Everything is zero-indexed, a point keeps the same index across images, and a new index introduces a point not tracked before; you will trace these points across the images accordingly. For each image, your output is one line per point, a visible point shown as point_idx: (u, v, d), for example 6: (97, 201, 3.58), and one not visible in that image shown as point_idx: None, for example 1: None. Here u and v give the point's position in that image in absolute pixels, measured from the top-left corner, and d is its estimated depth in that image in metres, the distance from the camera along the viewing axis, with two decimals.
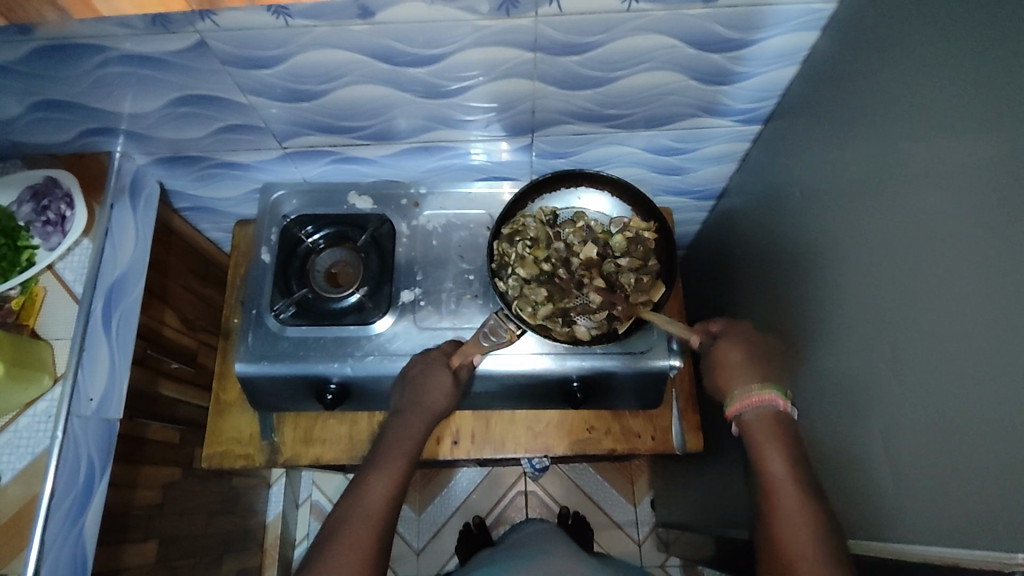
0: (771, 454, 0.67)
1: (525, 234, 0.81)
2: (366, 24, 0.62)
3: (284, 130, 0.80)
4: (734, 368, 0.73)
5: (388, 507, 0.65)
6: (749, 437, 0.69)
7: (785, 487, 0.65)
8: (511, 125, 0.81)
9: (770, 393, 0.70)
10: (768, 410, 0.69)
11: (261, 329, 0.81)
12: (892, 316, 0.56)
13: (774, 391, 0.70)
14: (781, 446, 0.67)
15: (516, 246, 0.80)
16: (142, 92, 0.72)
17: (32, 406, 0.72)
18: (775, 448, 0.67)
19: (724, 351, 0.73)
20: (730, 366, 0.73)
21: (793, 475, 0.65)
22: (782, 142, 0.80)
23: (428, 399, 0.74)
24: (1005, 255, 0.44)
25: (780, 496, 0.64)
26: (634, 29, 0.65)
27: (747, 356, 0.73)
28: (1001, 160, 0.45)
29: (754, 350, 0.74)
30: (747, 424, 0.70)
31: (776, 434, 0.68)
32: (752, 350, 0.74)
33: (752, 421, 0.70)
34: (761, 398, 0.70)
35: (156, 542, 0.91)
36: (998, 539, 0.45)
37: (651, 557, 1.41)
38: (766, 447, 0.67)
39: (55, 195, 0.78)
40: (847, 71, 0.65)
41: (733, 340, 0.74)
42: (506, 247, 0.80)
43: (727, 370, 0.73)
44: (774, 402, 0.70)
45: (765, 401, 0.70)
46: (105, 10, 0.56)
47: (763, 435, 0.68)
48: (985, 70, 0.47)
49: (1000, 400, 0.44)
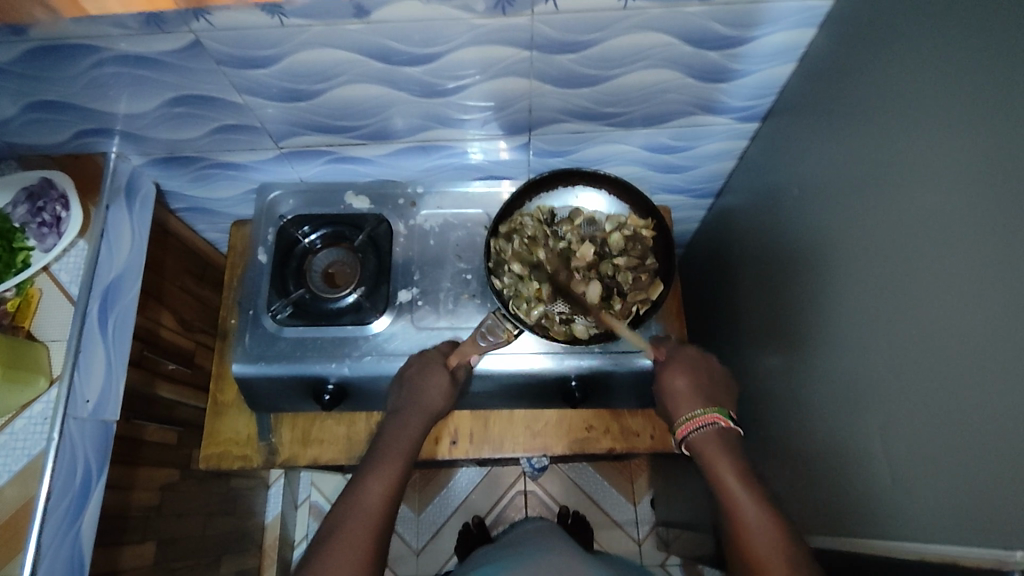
0: (724, 471, 0.64)
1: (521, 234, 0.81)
2: (361, 23, 0.62)
3: (280, 130, 0.80)
4: (681, 394, 0.72)
5: (386, 507, 0.65)
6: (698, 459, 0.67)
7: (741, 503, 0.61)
8: (508, 124, 0.81)
9: (712, 414, 0.68)
10: (712, 429, 0.67)
11: (258, 330, 0.81)
12: (891, 315, 0.56)
13: (716, 412, 0.68)
14: (732, 459, 0.64)
15: (513, 245, 0.80)
16: (137, 92, 0.72)
17: (28, 408, 0.72)
18: (726, 463, 0.64)
19: (672, 377, 0.73)
20: (679, 395, 0.72)
21: (750, 491, 0.62)
22: (780, 139, 0.80)
23: (425, 399, 0.74)
24: (1004, 252, 0.44)
25: (742, 513, 0.61)
26: (630, 27, 0.65)
27: (693, 382, 0.72)
28: (999, 157, 0.45)
29: (700, 375, 0.73)
30: (695, 445, 0.68)
31: (722, 450, 0.66)
32: (697, 373, 0.73)
33: (699, 443, 0.67)
34: (703, 421, 0.68)
35: (154, 543, 0.91)
36: (997, 538, 0.45)
37: (651, 556, 1.40)
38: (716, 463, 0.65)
39: (50, 196, 0.78)
40: (845, 68, 0.64)
41: (682, 364, 0.74)
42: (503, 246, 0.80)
43: (674, 397, 0.72)
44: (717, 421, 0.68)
45: (707, 422, 0.68)
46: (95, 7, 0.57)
47: (711, 453, 0.66)
48: (983, 67, 0.47)
49: (999, 398, 0.44)
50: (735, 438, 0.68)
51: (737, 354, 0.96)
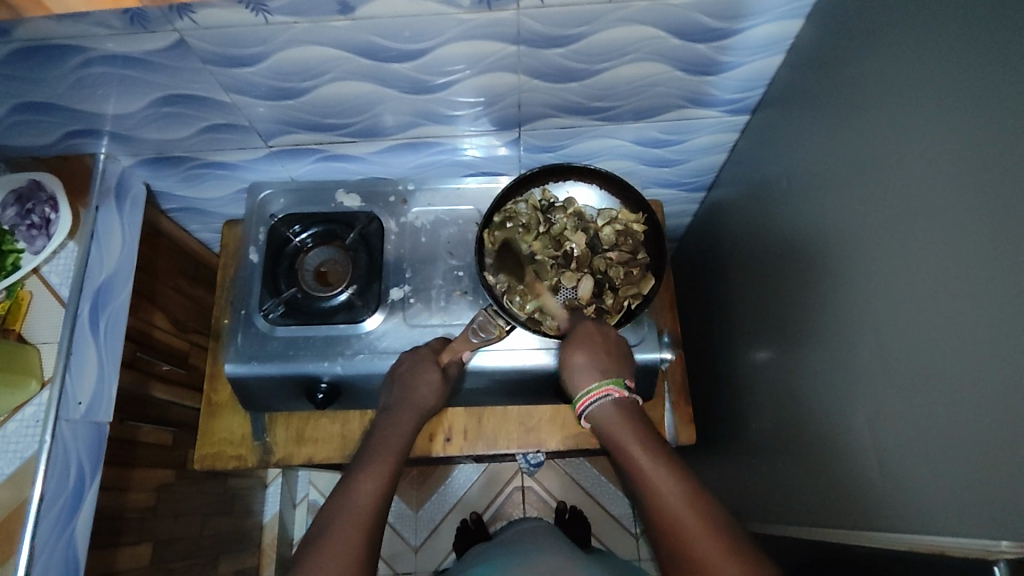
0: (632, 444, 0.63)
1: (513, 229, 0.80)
2: (347, 20, 0.61)
3: (270, 129, 0.80)
4: (578, 369, 0.70)
5: (376, 505, 0.64)
6: (607, 439, 0.66)
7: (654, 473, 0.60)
8: (498, 120, 0.81)
9: (605, 387, 0.68)
10: (607, 401, 0.67)
11: (251, 330, 0.81)
12: (881, 307, 0.56)
13: (610, 383, 0.68)
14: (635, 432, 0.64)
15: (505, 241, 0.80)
16: (125, 92, 0.71)
17: (20, 411, 0.72)
18: (637, 444, 0.62)
19: (573, 354, 0.71)
20: (578, 371, 0.70)
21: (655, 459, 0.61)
22: (770, 131, 0.80)
23: (417, 396, 0.74)
24: (993, 242, 0.44)
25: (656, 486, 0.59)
26: (618, 20, 0.65)
27: (590, 355, 0.70)
28: (988, 146, 0.45)
29: (599, 348, 0.71)
30: (597, 421, 0.68)
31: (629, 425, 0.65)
32: (591, 344, 0.71)
33: (602, 419, 0.67)
34: (595, 395, 0.68)
35: (150, 544, 0.91)
36: (984, 529, 0.45)
37: (650, 550, 1.41)
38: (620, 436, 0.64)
39: (40, 198, 0.78)
40: (832, 58, 0.64)
41: (583, 339, 0.72)
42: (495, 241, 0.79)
43: (572, 372, 0.71)
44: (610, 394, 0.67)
45: (601, 395, 0.68)
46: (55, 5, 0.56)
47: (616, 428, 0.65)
48: (971, 55, 0.47)
49: (988, 390, 0.44)
50: (633, 406, 0.67)
51: (729, 347, 0.96)
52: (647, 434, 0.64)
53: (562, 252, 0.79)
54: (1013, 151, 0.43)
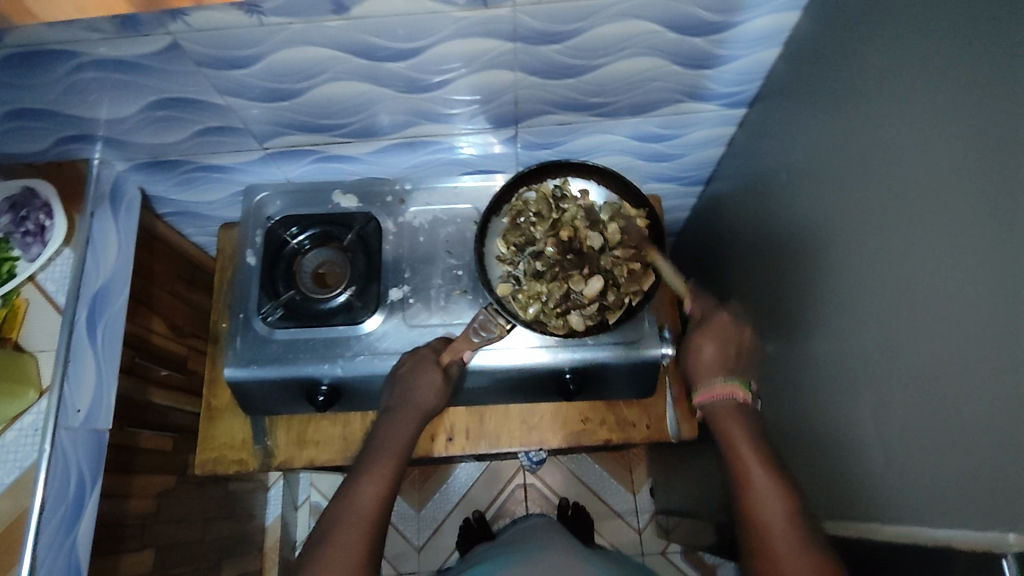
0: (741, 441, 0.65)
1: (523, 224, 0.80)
2: (341, 19, 0.61)
3: (265, 131, 0.79)
4: (708, 363, 0.70)
5: (379, 507, 0.65)
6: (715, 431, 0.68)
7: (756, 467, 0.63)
8: (495, 117, 0.81)
9: (734, 386, 0.69)
10: (728, 402, 0.68)
11: (249, 333, 0.81)
12: (886, 298, 0.55)
13: (736, 384, 0.69)
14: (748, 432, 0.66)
15: (512, 239, 0.80)
16: (118, 97, 0.71)
17: (18, 420, 0.71)
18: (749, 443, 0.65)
19: (702, 347, 0.70)
20: (704, 365, 0.70)
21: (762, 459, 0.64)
22: (767, 124, 0.80)
23: (418, 396, 0.74)
24: (998, 233, 0.44)
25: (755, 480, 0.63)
26: (615, 14, 0.65)
27: (723, 355, 0.70)
28: (991, 136, 0.44)
29: (732, 349, 0.70)
30: (712, 410, 0.69)
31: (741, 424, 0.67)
32: (728, 345, 0.70)
33: (714, 411, 0.69)
34: (725, 390, 0.68)
35: (153, 550, 0.90)
36: (991, 522, 0.45)
37: (652, 544, 1.41)
38: (730, 430, 0.66)
39: (34, 205, 0.77)
40: (830, 49, 0.64)
41: (715, 334, 0.71)
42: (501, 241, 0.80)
43: (696, 362, 0.71)
44: (734, 394, 0.69)
45: (726, 393, 0.68)
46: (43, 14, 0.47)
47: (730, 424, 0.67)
48: (971, 43, 0.46)
49: (995, 382, 0.44)
50: (752, 410, 0.69)
51: None
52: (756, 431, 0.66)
53: (570, 249, 0.78)
54: (1017, 140, 0.42)
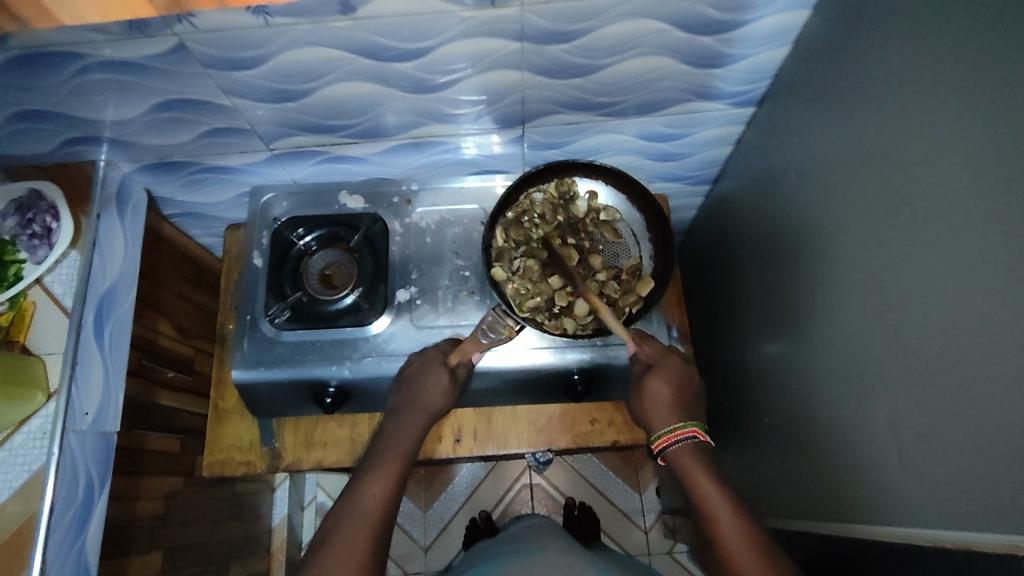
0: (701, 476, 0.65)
1: (531, 213, 0.80)
2: (348, 20, 0.60)
3: (271, 132, 0.79)
4: (662, 405, 0.73)
5: (384, 508, 0.65)
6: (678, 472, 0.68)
7: (721, 509, 0.62)
8: (501, 117, 0.80)
9: (692, 427, 0.70)
10: (688, 442, 0.69)
11: (257, 335, 0.80)
12: (895, 299, 0.55)
13: (694, 426, 0.70)
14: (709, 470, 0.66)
15: (522, 229, 0.79)
16: (124, 99, 0.70)
17: (27, 423, 0.71)
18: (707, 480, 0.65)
19: (654, 385, 0.74)
20: (656, 405, 0.73)
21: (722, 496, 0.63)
22: (776, 124, 0.79)
23: (425, 398, 0.74)
24: (1008, 234, 0.43)
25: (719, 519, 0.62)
26: (622, 13, 0.64)
27: (672, 394, 0.73)
28: (1001, 138, 0.44)
29: (681, 390, 0.74)
30: (672, 456, 0.69)
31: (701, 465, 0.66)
32: (680, 384, 0.74)
33: (677, 455, 0.69)
34: (684, 432, 0.70)
35: (161, 552, 0.90)
36: (1007, 524, 0.45)
37: (659, 544, 1.41)
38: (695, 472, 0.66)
39: (40, 207, 0.77)
40: (840, 48, 0.63)
41: (665, 374, 0.74)
42: (512, 230, 0.79)
43: (651, 405, 0.73)
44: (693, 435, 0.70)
45: (685, 436, 0.70)
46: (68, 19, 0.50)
47: (689, 464, 0.67)
48: (984, 40, 0.46)
49: (1004, 386, 0.44)
50: (713, 457, 0.68)
51: (738, 340, 0.95)
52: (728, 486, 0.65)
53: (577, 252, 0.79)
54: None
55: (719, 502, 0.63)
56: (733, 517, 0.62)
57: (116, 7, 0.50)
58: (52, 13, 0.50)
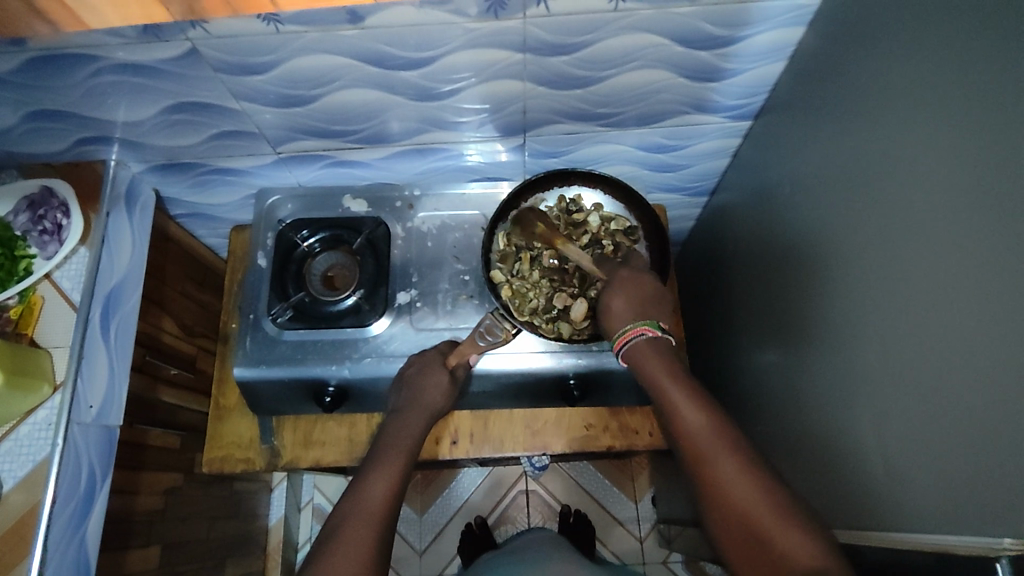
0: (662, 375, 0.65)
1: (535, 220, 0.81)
2: (355, 29, 0.62)
3: (278, 136, 0.81)
4: (617, 311, 0.71)
5: (387, 506, 0.66)
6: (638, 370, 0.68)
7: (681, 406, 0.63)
8: (503, 126, 0.82)
9: (642, 326, 0.69)
10: (643, 342, 0.69)
11: (259, 334, 0.82)
12: (884, 306, 0.56)
13: (644, 323, 0.69)
14: (664, 365, 0.66)
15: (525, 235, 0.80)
16: (136, 101, 0.72)
17: (33, 414, 0.73)
18: (666, 376, 0.65)
19: (611, 299, 0.72)
20: (614, 316, 0.71)
21: (682, 389, 0.64)
22: (771, 138, 0.81)
23: (426, 397, 0.75)
24: (992, 244, 0.45)
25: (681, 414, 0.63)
26: (622, 28, 0.66)
27: (632, 300, 0.71)
28: (986, 151, 0.45)
29: (640, 295, 0.72)
30: (631, 355, 0.69)
31: (659, 364, 0.66)
32: (634, 289, 0.72)
33: (635, 353, 0.69)
34: (631, 333, 0.69)
35: (158, 548, 0.91)
36: (989, 526, 0.45)
37: (653, 554, 1.41)
38: (655, 373, 0.66)
39: (51, 204, 0.79)
40: (833, 66, 0.65)
41: (620, 286, 0.72)
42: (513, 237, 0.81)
43: (611, 317, 0.72)
44: (647, 333, 0.69)
45: (635, 334, 0.69)
46: (93, 22, 0.55)
47: (648, 363, 0.67)
48: (968, 60, 0.47)
49: (989, 389, 0.45)
50: (669, 351, 0.68)
51: (733, 349, 0.96)
52: (697, 390, 0.65)
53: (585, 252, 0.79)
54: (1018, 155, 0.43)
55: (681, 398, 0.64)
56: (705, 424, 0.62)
57: (137, 12, 0.54)
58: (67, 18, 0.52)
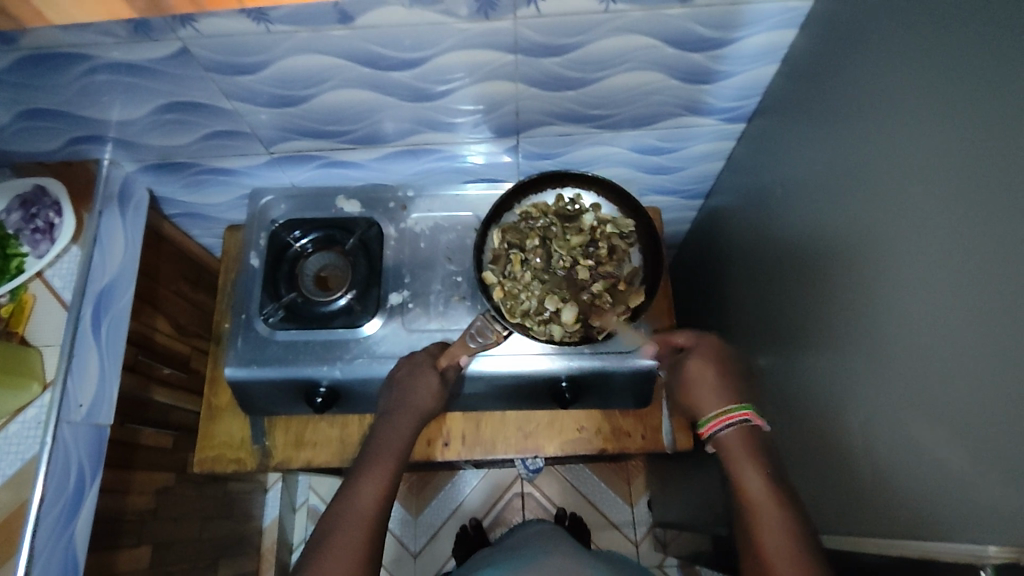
0: (747, 465, 0.66)
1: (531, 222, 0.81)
2: (346, 29, 0.62)
3: (271, 136, 0.81)
4: (705, 385, 0.73)
5: (377, 508, 0.66)
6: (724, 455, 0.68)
7: (760, 493, 0.63)
8: (497, 127, 0.82)
9: (745, 411, 0.69)
10: (740, 427, 0.69)
11: (250, 334, 0.82)
12: (877, 310, 0.56)
13: (745, 408, 0.69)
14: (755, 456, 0.66)
15: (518, 237, 0.80)
16: (129, 100, 0.72)
17: (22, 413, 0.72)
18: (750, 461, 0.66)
19: (700, 368, 0.73)
20: (700, 383, 0.73)
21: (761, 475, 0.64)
22: (764, 141, 0.81)
23: (415, 397, 0.74)
24: (988, 248, 0.44)
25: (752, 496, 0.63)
26: (612, 30, 0.66)
27: (716, 371, 0.73)
28: (981, 152, 0.45)
29: (725, 371, 0.74)
30: (723, 441, 0.69)
31: (749, 453, 0.67)
32: (721, 363, 0.74)
33: (727, 441, 0.68)
34: (734, 416, 0.69)
35: (149, 547, 0.91)
36: (976, 533, 0.45)
37: (650, 557, 1.40)
38: (741, 461, 0.66)
39: (44, 203, 0.79)
40: (826, 68, 0.65)
41: (704, 357, 0.75)
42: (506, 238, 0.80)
43: (698, 389, 0.73)
44: (746, 419, 0.69)
45: (737, 417, 0.69)
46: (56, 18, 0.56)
47: (738, 450, 0.67)
48: (961, 61, 0.47)
49: (982, 395, 0.44)
50: (764, 441, 0.68)
51: None
52: (772, 466, 0.66)
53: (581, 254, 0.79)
54: (1017, 160, 0.42)
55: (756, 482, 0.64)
56: (769, 496, 0.63)
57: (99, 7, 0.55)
58: None
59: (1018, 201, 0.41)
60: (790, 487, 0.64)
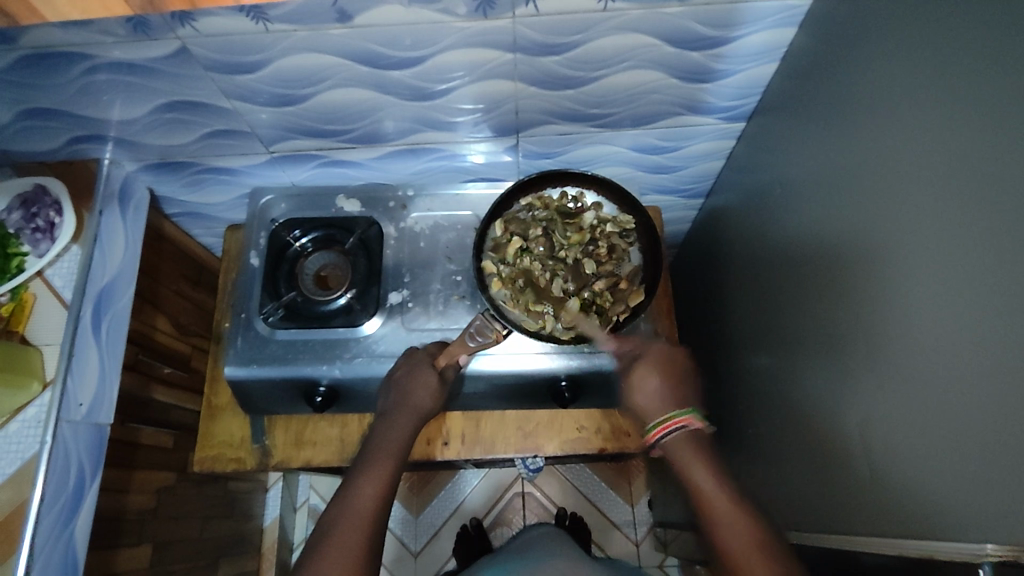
0: (698, 470, 0.64)
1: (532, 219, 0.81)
2: (344, 27, 0.62)
3: (271, 135, 0.81)
4: (651, 392, 0.71)
5: (375, 508, 0.66)
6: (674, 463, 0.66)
7: (717, 500, 0.62)
8: (497, 126, 0.82)
9: (686, 415, 0.68)
10: (686, 433, 0.67)
11: (250, 333, 0.82)
12: (877, 307, 0.55)
13: (688, 413, 0.68)
14: (705, 461, 0.65)
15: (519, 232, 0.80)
16: (129, 100, 0.73)
17: (23, 411, 0.72)
18: (701, 467, 0.64)
19: (645, 378, 0.72)
20: (646, 391, 0.71)
21: (716, 479, 0.63)
22: (764, 139, 0.80)
23: (415, 398, 0.74)
24: (988, 245, 0.44)
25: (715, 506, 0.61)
26: (611, 28, 0.66)
27: (663, 375, 0.72)
28: (980, 149, 0.45)
29: (672, 375, 0.72)
30: (672, 448, 0.67)
31: (697, 458, 0.65)
32: (665, 368, 0.73)
33: (674, 447, 0.67)
34: (677, 422, 0.67)
35: (149, 546, 0.91)
36: (975, 532, 0.45)
37: (650, 557, 1.40)
38: (694, 468, 0.64)
39: (44, 203, 0.79)
40: (825, 66, 0.65)
41: (651, 363, 0.73)
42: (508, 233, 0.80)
43: (643, 398, 0.71)
44: (690, 424, 0.67)
45: (681, 423, 0.67)
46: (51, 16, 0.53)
47: (686, 456, 0.65)
48: (960, 59, 0.47)
49: (981, 393, 0.44)
50: (710, 445, 0.67)
51: (728, 352, 0.96)
52: (722, 469, 0.64)
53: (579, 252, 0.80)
54: (1016, 156, 0.42)
55: (712, 487, 0.63)
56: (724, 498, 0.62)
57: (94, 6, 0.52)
58: (38, 12, 0.51)
59: (1017, 199, 0.41)
60: (744, 491, 0.63)
